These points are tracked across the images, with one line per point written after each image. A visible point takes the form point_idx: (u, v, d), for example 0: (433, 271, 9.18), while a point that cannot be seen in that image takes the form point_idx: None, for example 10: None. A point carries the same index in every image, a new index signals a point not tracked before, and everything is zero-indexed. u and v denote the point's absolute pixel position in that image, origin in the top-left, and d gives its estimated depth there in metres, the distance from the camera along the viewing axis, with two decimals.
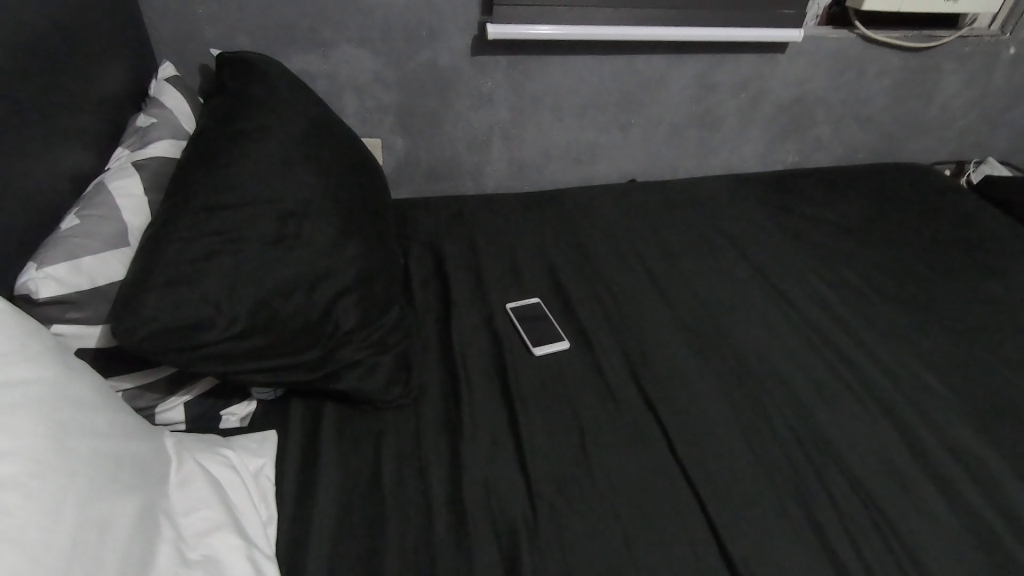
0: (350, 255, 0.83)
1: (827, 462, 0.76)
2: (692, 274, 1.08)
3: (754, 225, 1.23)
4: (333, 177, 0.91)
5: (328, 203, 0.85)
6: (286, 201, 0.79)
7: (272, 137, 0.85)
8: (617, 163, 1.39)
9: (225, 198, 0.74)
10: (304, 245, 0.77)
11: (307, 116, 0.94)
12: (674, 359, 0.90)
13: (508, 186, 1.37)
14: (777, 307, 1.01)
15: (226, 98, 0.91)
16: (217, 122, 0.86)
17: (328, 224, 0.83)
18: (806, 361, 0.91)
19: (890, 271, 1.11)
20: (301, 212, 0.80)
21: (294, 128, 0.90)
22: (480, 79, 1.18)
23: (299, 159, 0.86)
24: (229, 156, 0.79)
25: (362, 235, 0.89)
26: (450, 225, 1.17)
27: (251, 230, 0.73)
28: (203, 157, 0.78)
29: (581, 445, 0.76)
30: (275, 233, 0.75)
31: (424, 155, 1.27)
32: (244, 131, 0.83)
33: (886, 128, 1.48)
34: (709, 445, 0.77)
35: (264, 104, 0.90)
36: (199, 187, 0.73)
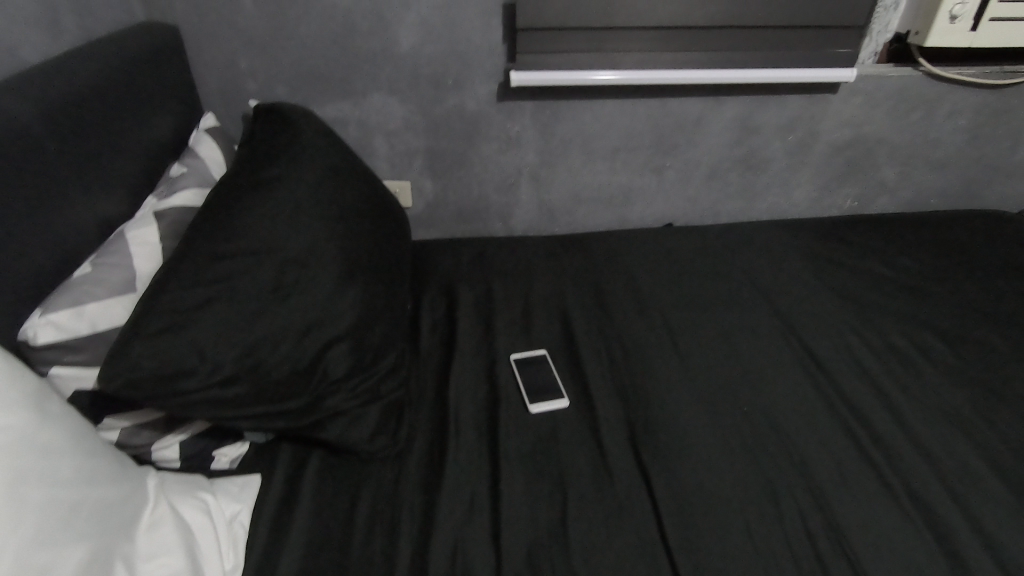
0: (348, 303, 0.84)
1: (840, 561, 0.68)
2: (717, 331, 1.01)
3: (796, 278, 1.14)
4: (344, 224, 0.93)
5: (334, 251, 0.88)
6: (289, 250, 0.82)
7: (286, 186, 0.89)
8: (652, 207, 1.34)
9: (227, 247, 0.77)
10: (301, 294, 0.80)
11: (326, 164, 0.98)
12: (680, 426, 0.84)
13: (539, 229, 1.35)
14: (808, 374, 0.92)
15: (252, 148, 0.97)
16: (238, 171, 0.91)
17: (330, 271, 0.85)
18: (833, 440, 0.82)
19: (952, 338, 0.98)
20: (302, 260, 0.83)
21: (311, 175, 0.94)
22: (507, 124, 1.19)
23: (309, 207, 0.89)
24: (240, 205, 0.83)
25: (367, 281, 0.91)
26: (470, 269, 1.17)
27: (248, 279, 0.76)
28: (217, 206, 0.82)
29: (561, 516, 0.72)
30: (272, 281, 0.78)
31: (453, 197, 1.28)
32: (260, 181, 0.88)
33: (963, 172, 1.33)
34: (702, 528, 0.71)
35: (286, 154, 0.94)
36: (205, 237, 0.77)
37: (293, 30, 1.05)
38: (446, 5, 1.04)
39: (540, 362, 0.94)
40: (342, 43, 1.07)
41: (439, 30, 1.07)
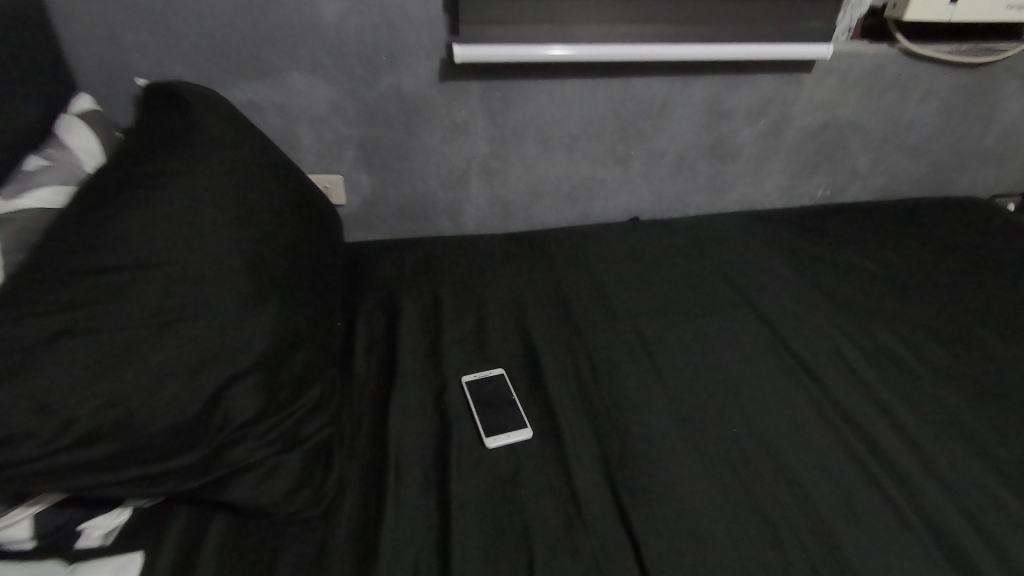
0: (260, 326, 0.68)
1: None
2: (695, 340, 0.90)
3: (775, 276, 1.04)
4: (254, 228, 0.76)
5: (239, 262, 0.71)
6: (179, 262, 0.65)
7: (178, 180, 0.71)
8: (616, 201, 1.22)
9: (92, 263, 0.60)
10: (191, 318, 0.63)
11: (233, 155, 0.81)
12: (663, 457, 0.72)
13: (493, 227, 1.21)
14: (800, 387, 0.82)
15: (137, 135, 0.78)
16: (116, 163, 0.73)
17: (235, 287, 0.68)
18: (835, 466, 0.72)
19: (947, 339, 0.90)
20: (198, 274, 0.66)
21: (212, 168, 0.76)
22: (451, 108, 1.04)
23: (208, 206, 0.71)
24: (113, 207, 0.65)
25: (285, 297, 0.74)
26: (416, 278, 1.02)
27: (120, 302, 0.59)
28: (82, 210, 0.65)
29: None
30: (154, 304, 0.61)
31: (394, 193, 1.13)
32: (142, 175, 0.70)
33: (935, 157, 1.27)
34: None
35: (179, 143, 0.76)
36: (62, 252, 0.60)
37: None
38: None
39: (498, 386, 0.81)
40: (251, 11, 0.90)
41: None
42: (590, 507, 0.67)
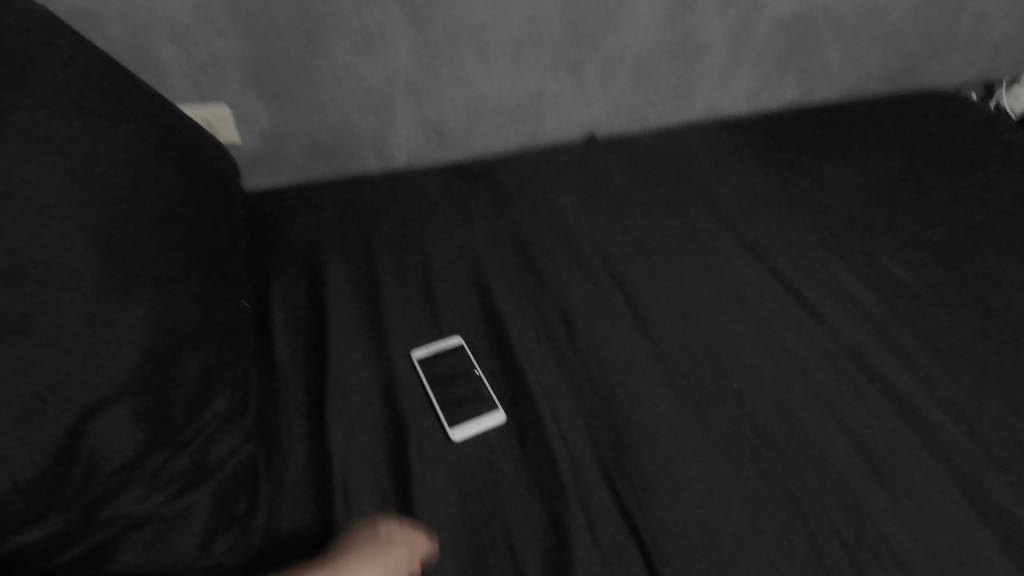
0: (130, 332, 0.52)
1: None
2: (677, 280, 0.79)
3: (753, 195, 0.93)
4: (105, 191, 0.55)
5: (86, 244, 0.52)
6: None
7: None
8: (569, 118, 1.05)
9: None
10: (17, 337, 0.45)
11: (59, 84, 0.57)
12: (657, 427, 0.64)
13: (428, 160, 1.03)
14: (797, 325, 0.73)
15: None
16: None
17: (85, 283, 0.50)
18: (843, 414, 0.65)
19: (940, 250, 0.83)
20: (24, 270, 0.47)
21: (25, 105, 0.53)
22: (361, 9, 0.81)
23: (27, 169, 0.50)
24: None
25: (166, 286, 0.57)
26: (341, 232, 0.84)
27: None
28: None
29: None
30: None
31: (300, 124, 0.91)
32: None
33: (906, 47, 1.16)
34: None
35: None
36: None
37: None
38: None
39: (458, 361, 0.68)
40: None
41: None
42: (586, 500, 0.58)
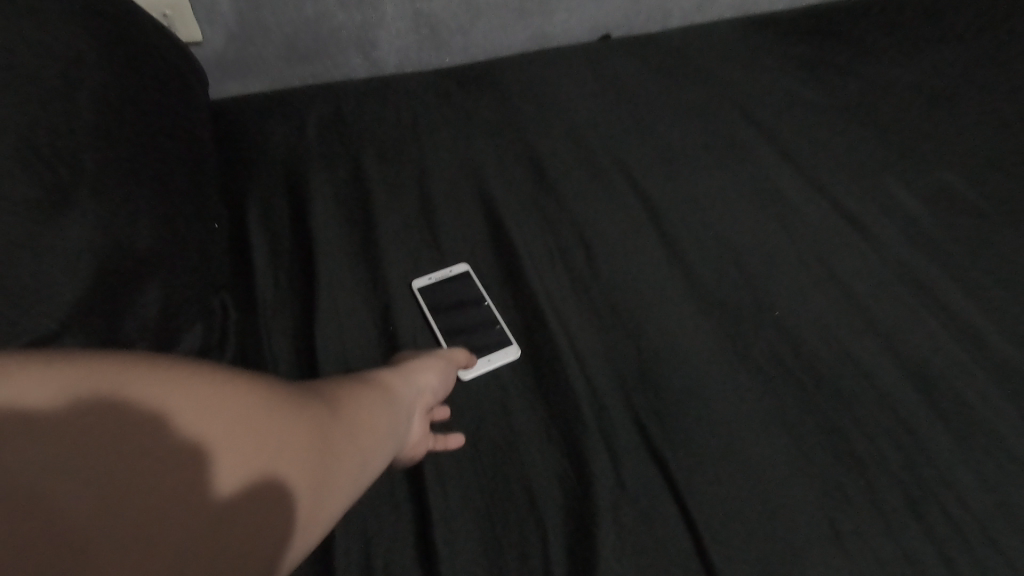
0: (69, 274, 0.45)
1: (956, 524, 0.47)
2: (709, 197, 0.69)
3: (794, 100, 0.81)
4: (25, 96, 0.46)
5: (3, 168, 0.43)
6: None
7: None
8: (581, 11, 0.91)
9: None
10: None
11: None
12: (691, 356, 0.56)
13: (421, 63, 0.90)
14: (846, 246, 0.64)
15: None
16: None
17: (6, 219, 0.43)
18: (902, 337, 0.57)
19: (1010, 157, 0.72)
20: None
21: None
22: None
23: None
24: None
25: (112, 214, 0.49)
26: (324, 148, 0.73)
27: None
28: None
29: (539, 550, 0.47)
30: None
31: (272, 20, 0.78)
32: None
33: None
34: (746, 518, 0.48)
35: None
36: None
37: None
38: None
39: (465, 294, 0.61)
40: None
41: None
42: (612, 440, 0.52)
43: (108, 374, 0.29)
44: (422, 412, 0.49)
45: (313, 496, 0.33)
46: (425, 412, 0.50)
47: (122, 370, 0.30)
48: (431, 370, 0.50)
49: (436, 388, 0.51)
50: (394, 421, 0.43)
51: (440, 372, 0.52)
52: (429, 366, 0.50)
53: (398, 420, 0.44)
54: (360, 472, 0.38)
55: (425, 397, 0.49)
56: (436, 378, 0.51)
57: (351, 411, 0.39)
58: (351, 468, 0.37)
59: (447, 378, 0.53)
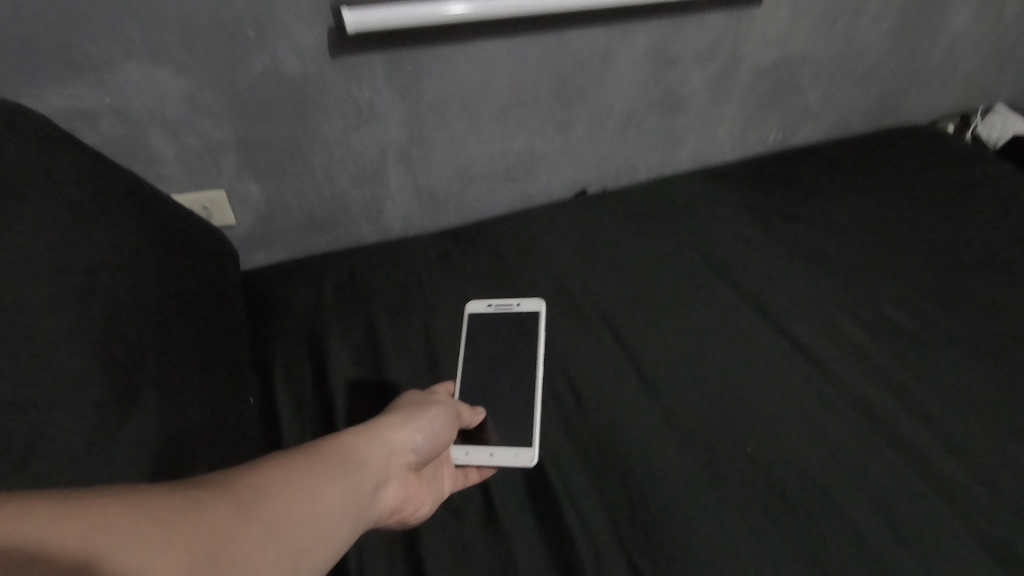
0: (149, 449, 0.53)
1: None
2: (681, 337, 0.79)
3: (749, 244, 0.93)
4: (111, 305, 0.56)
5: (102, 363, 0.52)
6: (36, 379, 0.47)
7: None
8: (559, 174, 1.05)
9: None
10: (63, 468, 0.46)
11: (63, 202, 0.58)
12: (677, 494, 0.62)
13: (422, 224, 1.03)
14: (806, 378, 0.73)
15: None
16: None
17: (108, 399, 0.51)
18: (864, 466, 0.64)
19: (937, 291, 0.83)
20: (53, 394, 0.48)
21: (32, 226, 0.53)
22: (352, 88, 0.82)
23: (44, 291, 0.51)
24: None
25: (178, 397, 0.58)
26: (340, 309, 0.84)
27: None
28: None
29: None
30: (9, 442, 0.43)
31: (295, 200, 0.91)
32: None
33: (885, 85, 1.18)
34: None
35: None
36: None
37: None
38: None
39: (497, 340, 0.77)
40: None
41: None
42: None
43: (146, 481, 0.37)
44: (399, 471, 0.56)
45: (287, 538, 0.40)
46: (405, 470, 0.57)
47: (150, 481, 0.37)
48: (432, 417, 0.62)
49: (433, 438, 0.61)
50: (367, 476, 0.51)
51: (442, 420, 0.63)
52: (426, 416, 0.61)
53: (367, 479, 0.51)
54: (340, 518, 0.46)
55: (396, 460, 0.56)
56: (440, 429, 0.62)
57: (320, 477, 0.47)
58: (329, 516, 0.45)
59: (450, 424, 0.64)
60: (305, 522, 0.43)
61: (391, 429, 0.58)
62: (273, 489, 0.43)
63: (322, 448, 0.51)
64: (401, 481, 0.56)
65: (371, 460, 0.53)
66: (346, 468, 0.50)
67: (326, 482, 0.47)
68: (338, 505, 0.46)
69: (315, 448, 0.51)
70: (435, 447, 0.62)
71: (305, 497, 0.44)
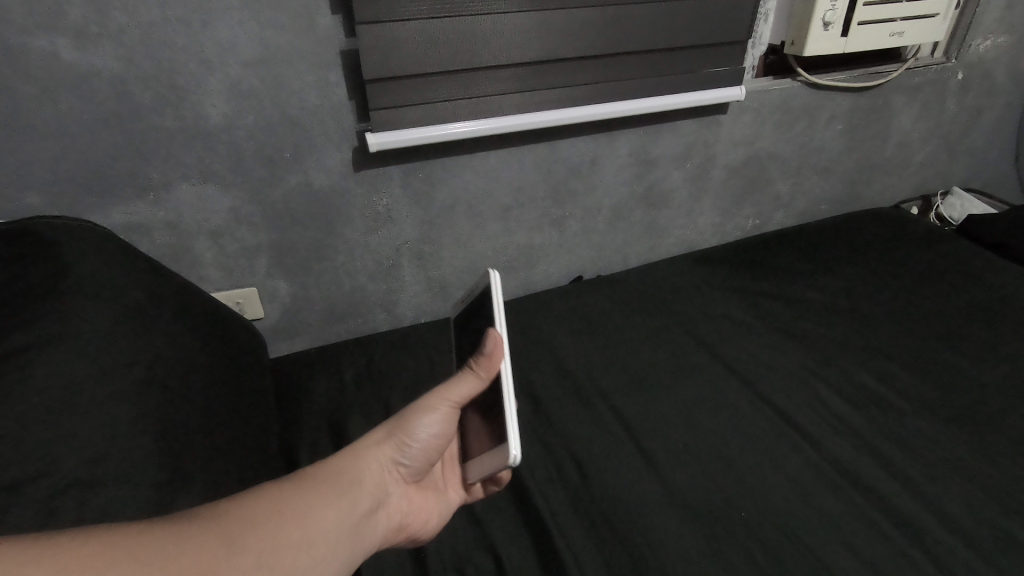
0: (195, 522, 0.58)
1: None
2: (676, 412, 0.85)
3: (734, 323, 1.02)
4: (173, 394, 0.65)
5: (164, 444, 0.60)
6: (111, 456, 0.54)
7: (78, 349, 0.59)
8: (557, 264, 1.16)
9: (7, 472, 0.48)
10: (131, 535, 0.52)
11: (136, 306, 0.69)
12: (680, 560, 0.66)
13: (433, 312, 1.11)
14: (794, 448, 0.79)
15: None
16: None
17: (166, 475, 0.57)
18: (851, 531, 0.69)
19: (908, 363, 0.91)
20: (124, 468, 0.54)
21: (113, 327, 0.64)
22: (372, 196, 0.94)
23: (122, 381, 0.60)
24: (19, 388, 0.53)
25: (222, 474, 0.65)
26: (360, 393, 0.91)
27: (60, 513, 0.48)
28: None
29: None
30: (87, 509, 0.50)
31: (319, 295, 1.01)
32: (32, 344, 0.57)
33: (847, 175, 1.31)
34: None
35: (63, 295, 0.62)
36: None
37: (32, 109, 0.71)
38: (262, 57, 0.77)
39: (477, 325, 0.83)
40: (117, 125, 0.75)
41: (259, 94, 0.80)
42: None
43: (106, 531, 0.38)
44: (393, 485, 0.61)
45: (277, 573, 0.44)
46: (401, 484, 0.62)
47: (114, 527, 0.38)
48: (426, 423, 0.62)
49: (426, 446, 0.63)
50: (359, 498, 0.55)
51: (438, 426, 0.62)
52: (418, 429, 0.61)
53: (360, 498, 0.55)
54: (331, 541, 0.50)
55: (390, 475, 0.61)
56: (434, 435, 0.63)
57: (309, 505, 0.50)
58: (320, 541, 0.48)
59: (448, 428, 0.64)
60: (297, 549, 0.46)
61: (381, 445, 0.60)
62: (263, 519, 0.46)
63: (316, 472, 0.55)
64: (400, 495, 0.61)
65: (363, 482, 0.56)
66: (338, 492, 0.53)
67: (315, 507, 0.50)
68: (329, 529, 0.50)
69: (308, 473, 0.54)
70: (432, 452, 0.64)
71: (297, 526, 0.47)
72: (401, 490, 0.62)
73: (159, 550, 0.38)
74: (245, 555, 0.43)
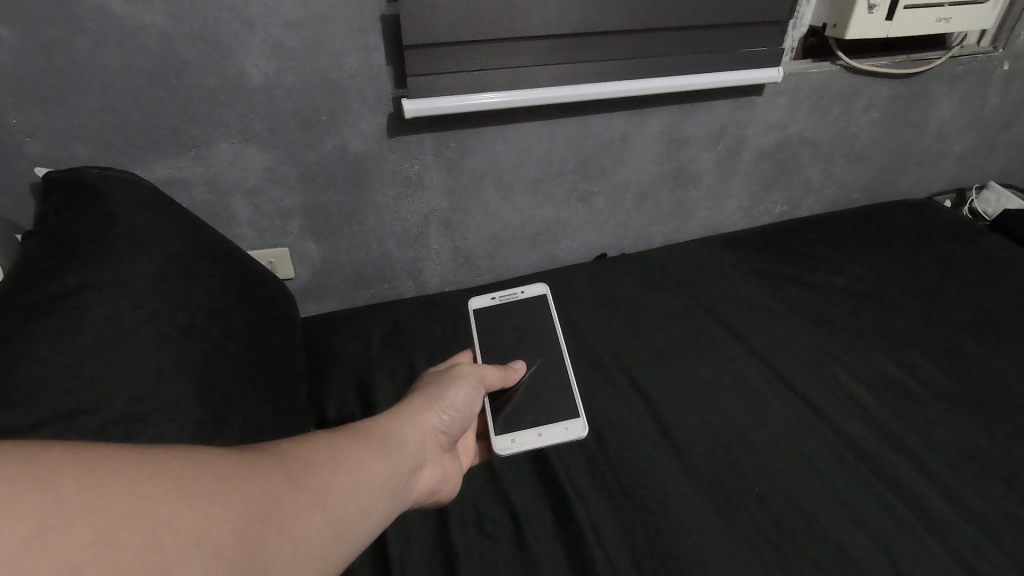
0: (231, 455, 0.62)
1: None
2: (694, 389, 0.86)
3: (756, 306, 1.02)
4: (214, 336, 0.69)
5: (207, 384, 0.63)
6: (160, 390, 0.58)
7: (132, 291, 0.62)
8: (581, 239, 1.16)
9: (70, 399, 0.52)
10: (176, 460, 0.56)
11: (181, 256, 0.72)
12: (690, 527, 0.68)
13: (457, 281, 1.13)
14: (812, 430, 0.80)
15: (55, 228, 0.65)
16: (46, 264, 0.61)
17: (206, 411, 0.61)
18: (862, 511, 0.70)
19: (930, 352, 0.91)
20: (171, 402, 0.58)
21: (163, 276, 0.67)
22: (404, 163, 0.95)
23: (171, 326, 0.63)
24: (82, 323, 0.57)
25: (259, 416, 0.69)
26: (385, 355, 0.94)
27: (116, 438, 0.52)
28: (47, 330, 0.55)
29: None
30: (138, 436, 0.54)
31: (348, 259, 1.03)
32: (92, 283, 0.60)
33: (880, 164, 1.29)
34: None
35: (113, 240, 0.66)
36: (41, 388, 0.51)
37: (83, 58, 0.73)
38: (304, 19, 0.78)
39: (522, 319, 0.87)
40: (163, 80, 0.77)
41: (299, 55, 0.81)
42: None
43: (185, 449, 0.38)
44: (430, 452, 0.61)
45: (331, 516, 0.44)
46: (435, 449, 0.63)
47: (193, 447, 0.39)
48: (459, 396, 0.67)
49: (462, 421, 0.67)
50: (407, 456, 0.55)
51: (470, 401, 0.68)
52: (455, 400, 0.67)
53: (405, 454, 0.55)
54: (378, 495, 0.50)
55: (429, 440, 0.61)
56: (467, 408, 0.68)
57: (360, 457, 0.50)
58: (369, 494, 0.49)
59: (475, 405, 0.70)
60: (350, 495, 0.46)
61: (423, 411, 0.63)
62: (319, 463, 0.46)
63: (363, 428, 0.55)
64: (434, 458, 0.62)
65: (410, 442, 0.57)
66: (387, 446, 0.54)
67: (367, 461, 0.51)
68: (377, 483, 0.50)
69: (354, 427, 0.55)
70: (463, 426, 0.68)
71: (348, 475, 0.48)
72: (435, 455, 0.63)
73: (235, 473, 0.39)
74: (305, 494, 0.43)
